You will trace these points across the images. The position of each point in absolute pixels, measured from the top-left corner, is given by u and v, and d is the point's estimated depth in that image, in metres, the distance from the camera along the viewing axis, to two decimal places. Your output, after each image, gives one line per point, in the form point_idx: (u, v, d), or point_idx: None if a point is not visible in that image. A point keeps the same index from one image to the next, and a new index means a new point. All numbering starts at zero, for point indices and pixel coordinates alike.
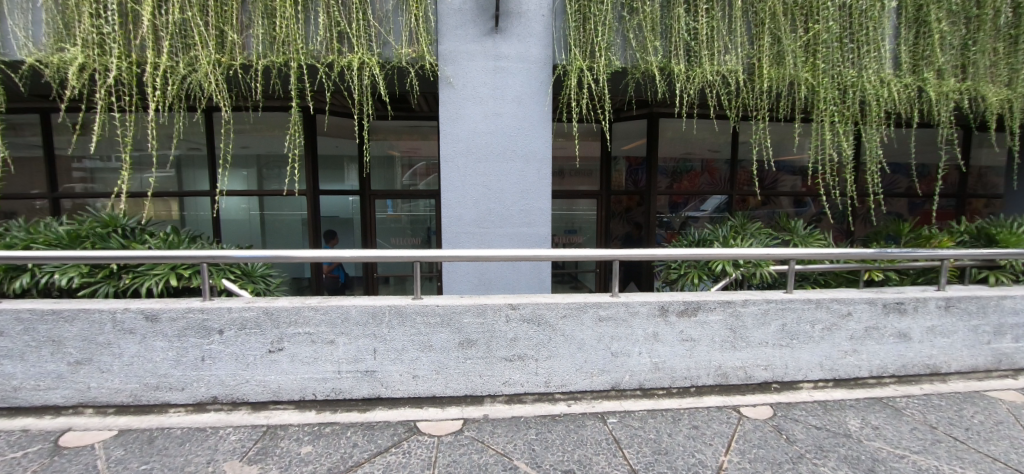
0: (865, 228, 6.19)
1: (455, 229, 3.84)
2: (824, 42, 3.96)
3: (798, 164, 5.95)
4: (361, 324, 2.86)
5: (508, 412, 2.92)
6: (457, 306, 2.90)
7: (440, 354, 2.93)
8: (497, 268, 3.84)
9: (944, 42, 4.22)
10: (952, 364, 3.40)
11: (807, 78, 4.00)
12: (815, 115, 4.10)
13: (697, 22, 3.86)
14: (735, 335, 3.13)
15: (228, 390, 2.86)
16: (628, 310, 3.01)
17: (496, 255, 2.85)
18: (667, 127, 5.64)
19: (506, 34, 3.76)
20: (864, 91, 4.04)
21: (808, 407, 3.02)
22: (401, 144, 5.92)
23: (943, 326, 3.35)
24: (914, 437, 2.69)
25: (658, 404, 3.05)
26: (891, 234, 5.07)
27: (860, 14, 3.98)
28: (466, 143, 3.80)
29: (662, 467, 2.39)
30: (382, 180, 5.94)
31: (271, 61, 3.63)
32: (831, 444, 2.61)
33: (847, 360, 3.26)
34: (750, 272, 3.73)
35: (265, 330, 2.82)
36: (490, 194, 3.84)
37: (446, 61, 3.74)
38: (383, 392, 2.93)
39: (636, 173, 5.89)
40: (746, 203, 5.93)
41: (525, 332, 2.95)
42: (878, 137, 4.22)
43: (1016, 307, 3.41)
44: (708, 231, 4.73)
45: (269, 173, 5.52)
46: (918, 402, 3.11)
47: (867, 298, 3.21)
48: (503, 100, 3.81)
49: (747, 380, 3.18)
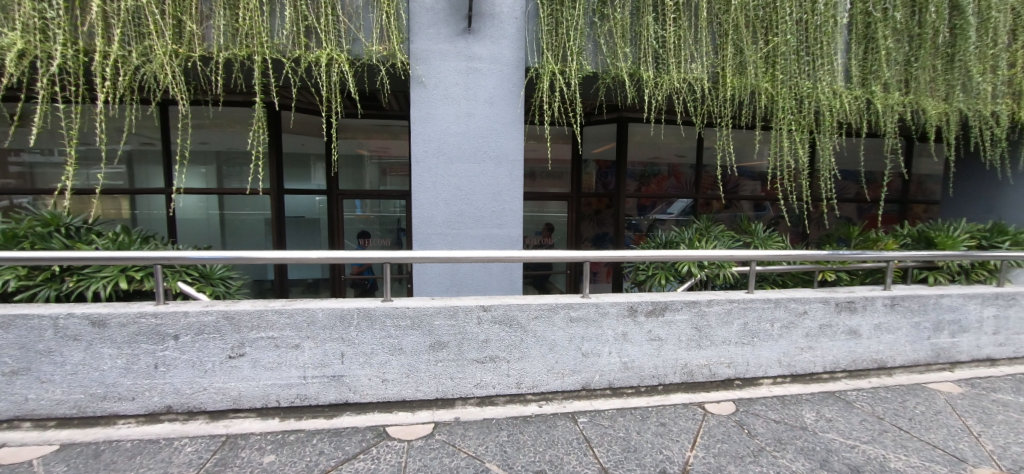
0: (819, 231, 6.54)
1: (426, 230, 3.79)
2: (782, 54, 4.15)
3: (758, 170, 6.23)
4: (329, 327, 2.77)
5: (480, 414, 2.91)
6: (428, 308, 2.86)
7: (411, 357, 2.88)
8: (469, 270, 3.81)
9: (890, 58, 4.52)
10: (897, 358, 3.63)
11: (767, 87, 4.19)
12: (774, 123, 4.29)
13: (665, 30, 3.97)
14: (700, 334, 3.24)
15: (185, 399, 2.71)
16: (598, 311, 3.05)
17: (468, 256, 2.83)
18: (636, 132, 5.77)
19: (480, 35, 3.76)
20: (818, 101, 4.28)
21: (767, 402, 3.16)
22: (370, 143, 5.81)
23: (889, 323, 3.58)
24: (864, 427, 2.86)
25: (627, 403, 3.11)
26: (842, 237, 5.38)
27: (816, 29, 4.20)
28: (437, 143, 3.76)
29: (631, 465, 2.44)
30: (351, 180, 5.80)
31: (233, 54, 3.48)
32: (789, 437, 2.73)
33: (803, 356, 3.43)
34: (713, 274, 3.88)
35: (225, 334, 2.69)
36: (462, 195, 3.82)
37: (417, 60, 3.70)
38: (351, 397, 2.86)
39: (605, 175, 6.02)
40: (710, 206, 6.15)
41: (497, 333, 2.95)
42: (831, 146, 4.46)
43: (953, 305, 3.69)
44: (675, 233, 4.88)
45: (230, 170, 5.32)
46: (867, 394, 3.31)
47: (822, 297, 3.39)
48: (475, 102, 3.80)
49: (711, 377, 3.29)
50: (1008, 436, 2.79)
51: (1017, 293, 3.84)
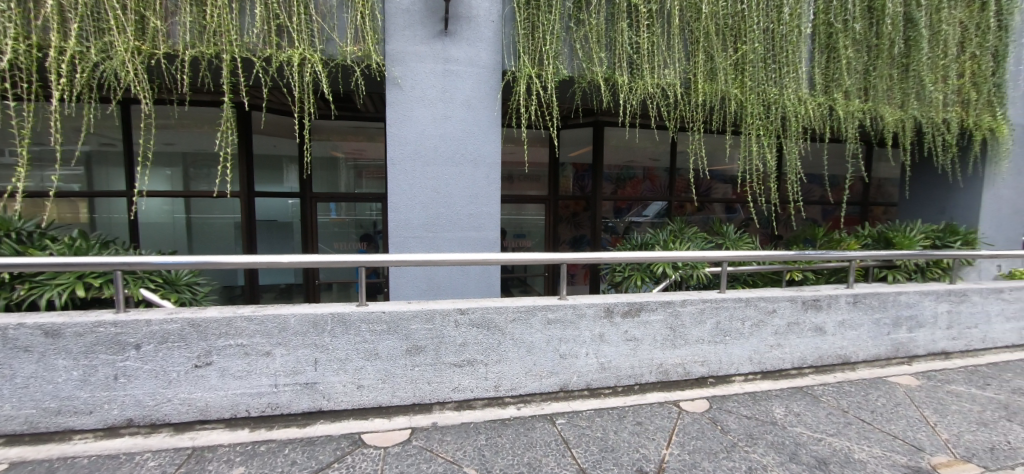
0: (787, 232, 6.78)
1: (403, 233, 3.74)
2: (750, 62, 4.30)
3: (729, 173, 6.42)
4: (301, 334, 2.70)
5: (458, 419, 2.88)
6: (405, 313, 2.81)
7: (386, 363, 2.83)
8: (446, 273, 3.78)
9: (851, 67, 4.74)
10: (860, 353, 3.78)
11: (736, 93, 4.33)
12: (744, 128, 4.43)
13: (639, 36, 4.05)
14: (674, 334, 3.30)
15: (147, 411, 2.58)
16: (575, 312, 3.07)
17: (445, 259, 2.81)
18: (611, 135, 5.87)
19: (456, 37, 3.75)
20: (784, 107, 4.45)
21: (739, 399, 3.24)
22: (345, 145, 5.71)
23: (852, 320, 3.73)
24: (830, 421, 2.97)
25: (604, 403, 3.14)
26: (808, 238, 5.58)
27: (782, 38, 4.38)
28: (414, 145, 3.72)
29: (608, 464, 2.46)
30: (325, 182, 5.68)
31: (200, 52, 3.36)
32: (760, 432, 2.81)
33: (773, 353, 3.54)
34: (687, 274, 3.98)
35: (191, 343, 2.58)
36: (439, 198, 3.79)
37: (393, 62, 3.66)
38: (325, 405, 2.79)
39: (582, 178, 6.08)
40: (683, 209, 6.30)
41: (474, 336, 2.93)
42: (797, 150, 4.63)
43: (910, 302, 3.87)
44: (649, 234, 4.97)
45: (197, 172, 5.14)
46: (832, 389, 3.44)
47: (789, 296, 3.51)
48: (452, 104, 3.78)
49: (685, 375, 3.36)
50: (961, 425, 2.94)
51: (967, 289, 4.07)
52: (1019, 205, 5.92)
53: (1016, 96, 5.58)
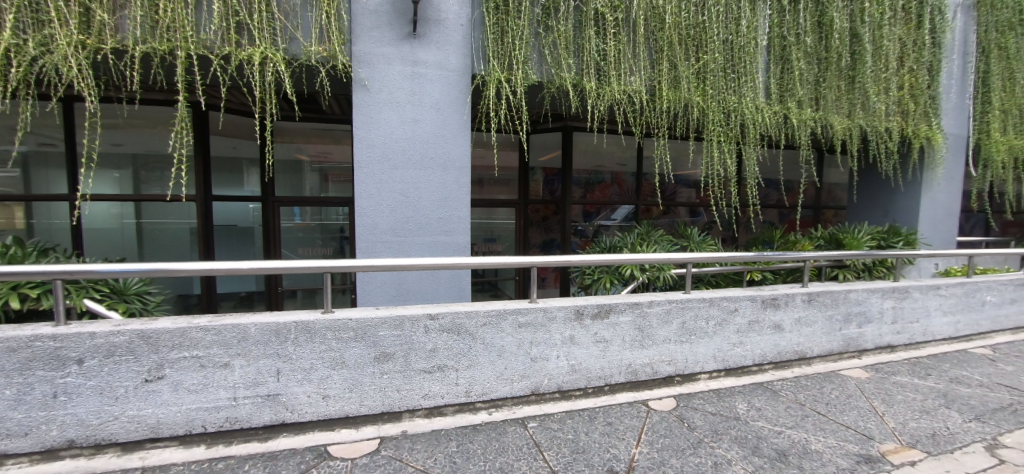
0: (747, 234, 7.08)
1: (371, 238, 3.65)
2: (711, 71, 4.48)
3: (693, 178, 6.64)
4: (262, 343, 2.58)
5: (428, 426, 2.84)
6: (372, 319, 2.74)
7: (353, 371, 2.75)
8: (415, 278, 3.72)
9: (803, 78, 5.02)
10: (815, 348, 3.98)
11: (698, 101, 4.49)
12: (706, 135, 4.60)
13: (606, 44, 4.14)
14: (642, 335, 3.37)
15: (90, 431, 2.40)
16: (546, 315, 3.09)
17: (414, 263, 2.76)
18: (580, 141, 5.98)
19: (425, 39, 3.72)
20: (743, 115, 4.67)
21: (705, 396, 3.34)
22: (310, 148, 5.55)
23: (808, 317, 3.92)
24: (789, 414, 3.10)
25: (575, 405, 3.16)
26: (766, 240, 5.83)
27: (740, 49, 4.59)
28: (381, 148, 3.65)
29: (579, 466, 2.47)
30: (288, 186, 5.48)
31: (152, 48, 3.19)
32: (724, 427, 2.90)
33: (735, 350, 3.67)
34: (654, 276, 4.09)
35: (140, 356, 2.43)
36: (408, 201, 3.74)
37: (360, 63, 3.58)
38: (288, 417, 2.68)
39: (552, 183, 6.15)
40: (650, 212, 6.47)
41: (445, 342, 2.89)
42: (755, 156, 4.85)
43: (859, 299, 4.11)
44: (618, 238, 5.07)
45: (149, 175, 4.87)
46: (791, 383, 3.60)
47: (750, 295, 3.65)
48: (421, 107, 3.74)
49: (653, 375, 3.43)
50: (906, 414, 3.14)
51: (908, 286, 4.36)
52: (952, 208, 6.41)
53: (948, 108, 6.06)
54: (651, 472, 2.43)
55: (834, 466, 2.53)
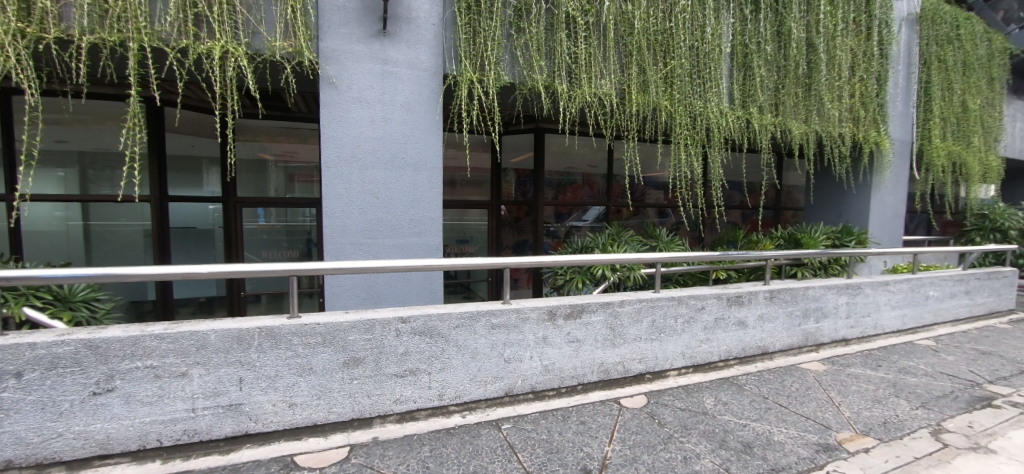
0: (713, 234, 7.32)
1: (339, 240, 3.56)
2: (678, 76, 4.61)
3: (661, 180, 6.82)
4: (223, 351, 2.47)
5: (400, 432, 2.78)
6: (341, 324, 2.66)
7: (321, 377, 2.66)
8: (386, 280, 3.65)
9: (764, 84, 5.23)
10: (776, 343, 4.16)
11: (666, 105, 4.60)
12: (673, 138, 4.73)
13: (577, 47, 4.18)
14: (614, 334, 3.42)
15: (31, 449, 2.23)
16: (518, 316, 3.09)
17: (385, 265, 2.71)
18: (551, 142, 6.02)
19: (396, 38, 3.66)
20: (708, 120, 4.84)
21: (674, 392, 3.43)
22: (275, 147, 5.36)
23: (770, 313, 4.08)
24: (753, 407, 3.22)
25: (549, 405, 3.18)
26: (730, 240, 6.03)
27: (706, 55, 4.75)
28: (350, 148, 3.56)
29: (554, 465, 2.48)
30: (251, 186, 5.28)
31: (100, 39, 3.00)
32: (693, 422, 2.98)
33: (702, 347, 3.78)
34: (625, 275, 4.17)
35: (87, 367, 2.27)
36: (378, 203, 3.66)
37: (327, 60, 3.49)
38: (251, 427, 2.56)
39: (524, 184, 6.17)
40: (620, 213, 6.59)
41: (417, 345, 2.84)
42: (720, 159, 5.02)
43: (817, 295, 4.32)
44: (589, 238, 5.14)
45: (97, 174, 4.58)
46: (754, 378, 3.73)
47: (716, 293, 3.78)
48: (391, 106, 3.68)
49: (625, 373, 3.49)
50: (860, 404, 3.31)
51: (861, 283, 4.62)
52: (898, 210, 6.84)
53: (895, 115, 6.46)
54: (623, 468, 2.47)
55: (796, 455, 2.64)
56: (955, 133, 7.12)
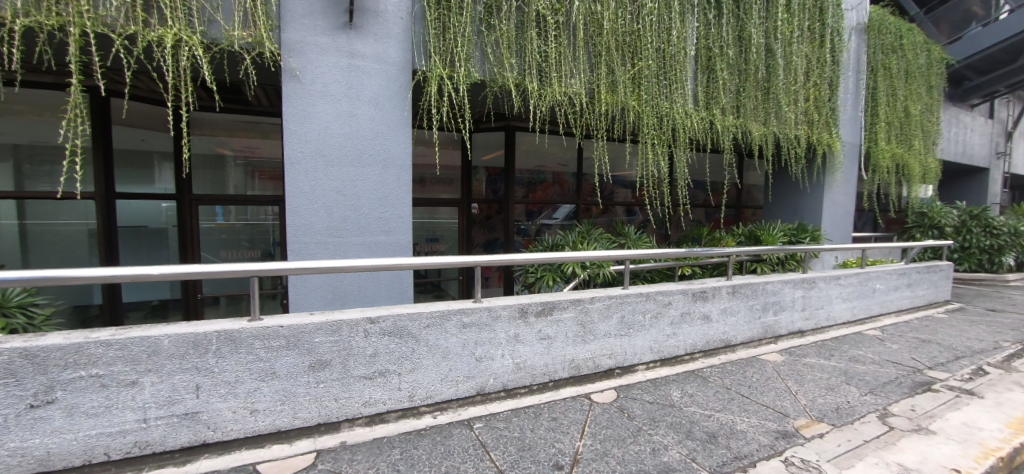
0: (678, 232, 7.53)
1: (304, 238, 3.43)
2: (645, 77, 4.72)
3: (629, 179, 6.96)
4: (177, 357, 2.33)
5: (368, 435, 2.72)
6: (306, 326, 2.57)
7: (285, 382, 2.56)
8: (354, 280, 3.55)
9: (726, 87, 5.42)
10: (738, 336, 4.33)
11: (634, 105, 4.69)
12: (641, 138, 4.85)
13: (547, 46, 4.19)
14: (584, 330, 3.46)
15: None
16: (490, 315, 3.07)
17: (353, 265, 2.63)
18: (522, 141, 6.05)
19: (363, 31, 3.57)
20: (674, 120, 4.98)
21: (643, 386, 3.51)
22: (234, 142, 5.15)
23: (732, 307, 4.24)
24: (717, 398, 3.34)
25: (521, 402, 3.18)
26: (695, 237, 6.23)
27: (671, 57, 4.88)
28: (315, 144, 3.44)
29: (526, 463, 2.48)
30: (208, 183, 5.02)
31: (36, 22, 2.77)
32: (661, 415, 3.06)
33: (669, 341, 3.89)
34: (594, 273, 4.24)
35: (22, 378, 2.09)
36: (345, 201, 3.56)
37: (290, 52, 3.35)
38: (209, 437, 2.44)
39: (495, 182, 6.16)
40: (589, 212, 6.69)
41: (386, 346, 2.78)
42: (685, 159, 5.17)
43: (775, 289, 4.52)
44: (560, 236, 5.19)
45: (35, 169, 4.24)
46: (718, 370, 3.87)
47: (682, 289, 3.89)
48: (358, 101, 3.58)
49: (595, 368, 3.54)
50: (815, 392, 3.49)
51: (815, 277, 4.87)
52: (848, 208, 7.24)
53: (845, 119, 6.84)
54: (594, 463, 2.50)
55: (757, 443, 2.75)
56: (898, 136, 7.63)
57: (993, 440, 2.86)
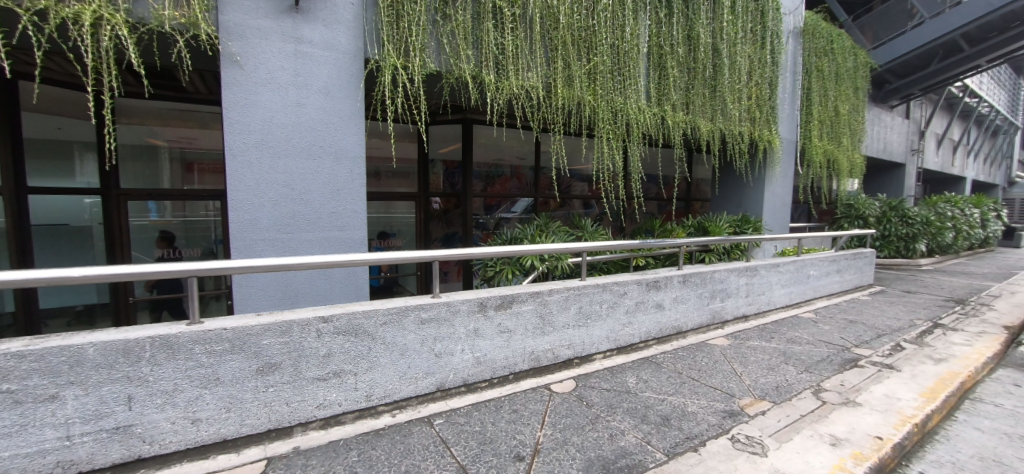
0: (632, 224, 7.78)
1: (249, 235, 3.23)
2: (600, 73, 4.80)
3: (585, 172, 7.10)
4: (106, 367, 2.14)
5: (324, 438, 2.62)
6: (253, 327, 2.43)
7: (231, 387, 2.41)
8: (305, 278, 3.40)
9: (675, 84, 5.63)
10: (688, 323, 4.54)
11: (589, 100, 4.77)
12: (597, 132, 4.94)
13: (504, 38, 4.16)
14: (543, 322, 3.50)
15: None
16: (449, 309, 3.04)
17: (302, 262, 2.50)
18: (479, 134, 6.00)
19: (310, 16, 3.39)
20: (628, 115, 5.12)
21: (600, 374, 3.60)
22: (168, 132, 4.77)
23: (683, 295, 4.44)
24: (670, 382, 3.49)
25: (481, 396, 3.18)
26: (648, 229, 6.44)
27: (625, 54, 5.01)
28: (259, 135, 3.24)
29: (487, 457, 2.48)
30: (139, 176, 4.62)
31: None
32: (618, 401, 3.16)
33: (625, 330, 4.02)
34: (553, 265, 4.29)
35: None
36: (294, 195, 3.39)
37: (229, 35, 3.12)
38: (146, 451, 2.27)
39: (452, 176, 6.09)
40: (547, 205, 6.77)
41: (341, 346, 2.68)
42: (638, 153, 5.32)
43: (721, 278, 4.78)
44: (518, 229, 5.21)
45: None
46: (671, 355, 4.05)
47: (636, 279, 4.02)
48: (306, 90, 3.41)
49: (554, 359, 3.60)
50: (757, 372, 3.73)
51: (757, 265, 5.18)
52: (786, 200, 7.75)
53: (784, 117, 7.30)
54: (555, 452, 2.54)
55: (706, 423, 2.91)
56: (829, 134, 8.25)
57: (909, 408, 3.18)
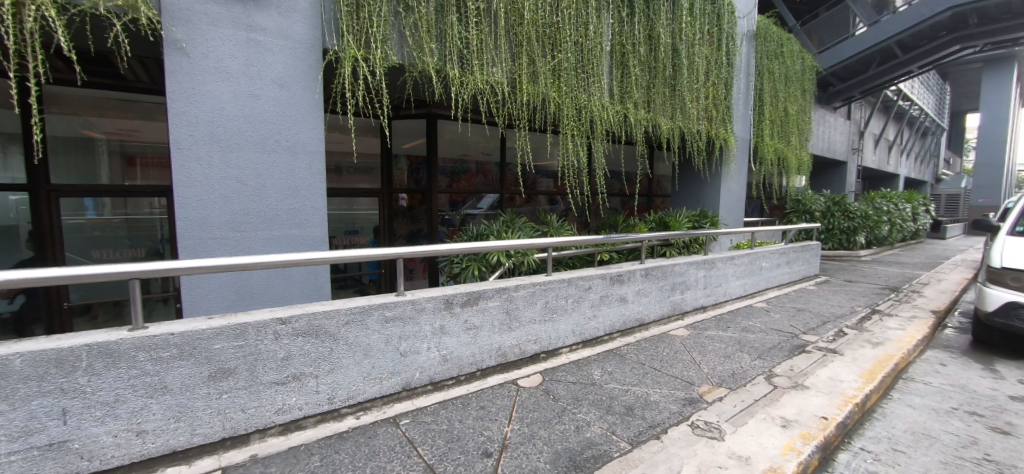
0: (597, 219, 7.94)
1: (198, 234, 3.05)
2: (564, 70, 4.84)
3: (551, 169, 7.16)
4: (36, 379, 1.96)
5: (284, 444, 2.53)
6: (204, 331, 2.30)
7: (180, 395, 2.27)
8: (261, 278, 3.25)
9: (637, 82, 5.76)
10: (650, 315, 4.68)
11: (554, 97, 4.81)
12: (562, 128, 4.98)
13: (468, 32, 4.11)
14: (510, 318, 3.51)
15: None
16: (414, 307, 2.99)
17: (258, 261, 2.39)
18: (444, 129, 5.93)
19: (263, 2, 3.22)
20: (591, 112, 5.20)
21: (566, 368, 3.66)
22: (106, 123, 4.42)
23: (645, 288, 4.57)
24: (633, 373, 3.60)
25: (448, 394, 3.16)
26: (611, 224, 6.58)
27: (589, 51, 5.07)
28: (208, 127, 3.05)
29: (454, 454, 2.47)
30: (73, 171, 4.26)
31: None
32: (584, 393, 3.21)
33: (590, 324, 4.09)
34: (519, 261, 4.31)
35: None
36: (247, 191, 3.22)
37: (173, 20, 2.92)
38: (84, 467, 2.10)
39: (417, 172, 5.99)
40: (513, 201, 6.78)
41: (301, 347, 2.59)
42: (602, 149, 5.42)
43: (681, 271, 4.95)
44: (485, 225, 5.20)
45: None
46: (634, 347, 4.16)
47: (600, 273, 4.11)
48: (260, 81, 3.24)
49: (521, 355, 3.63)
50: (715, 360, 3.90)
51: (714, 259, 5.40)
52: (741, 196, 8.12)
53: (739, 116, 7.63)
54: (522, 446, 2.56)
55: (668, 411, 3.01)
56: (780, 133, 8.71)
57: (850, 389, 3.41)
